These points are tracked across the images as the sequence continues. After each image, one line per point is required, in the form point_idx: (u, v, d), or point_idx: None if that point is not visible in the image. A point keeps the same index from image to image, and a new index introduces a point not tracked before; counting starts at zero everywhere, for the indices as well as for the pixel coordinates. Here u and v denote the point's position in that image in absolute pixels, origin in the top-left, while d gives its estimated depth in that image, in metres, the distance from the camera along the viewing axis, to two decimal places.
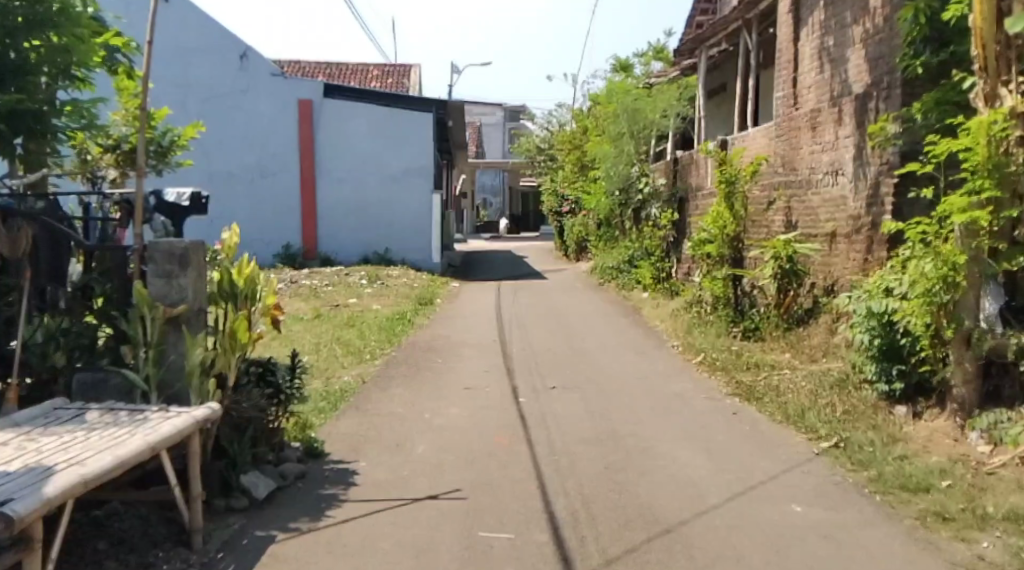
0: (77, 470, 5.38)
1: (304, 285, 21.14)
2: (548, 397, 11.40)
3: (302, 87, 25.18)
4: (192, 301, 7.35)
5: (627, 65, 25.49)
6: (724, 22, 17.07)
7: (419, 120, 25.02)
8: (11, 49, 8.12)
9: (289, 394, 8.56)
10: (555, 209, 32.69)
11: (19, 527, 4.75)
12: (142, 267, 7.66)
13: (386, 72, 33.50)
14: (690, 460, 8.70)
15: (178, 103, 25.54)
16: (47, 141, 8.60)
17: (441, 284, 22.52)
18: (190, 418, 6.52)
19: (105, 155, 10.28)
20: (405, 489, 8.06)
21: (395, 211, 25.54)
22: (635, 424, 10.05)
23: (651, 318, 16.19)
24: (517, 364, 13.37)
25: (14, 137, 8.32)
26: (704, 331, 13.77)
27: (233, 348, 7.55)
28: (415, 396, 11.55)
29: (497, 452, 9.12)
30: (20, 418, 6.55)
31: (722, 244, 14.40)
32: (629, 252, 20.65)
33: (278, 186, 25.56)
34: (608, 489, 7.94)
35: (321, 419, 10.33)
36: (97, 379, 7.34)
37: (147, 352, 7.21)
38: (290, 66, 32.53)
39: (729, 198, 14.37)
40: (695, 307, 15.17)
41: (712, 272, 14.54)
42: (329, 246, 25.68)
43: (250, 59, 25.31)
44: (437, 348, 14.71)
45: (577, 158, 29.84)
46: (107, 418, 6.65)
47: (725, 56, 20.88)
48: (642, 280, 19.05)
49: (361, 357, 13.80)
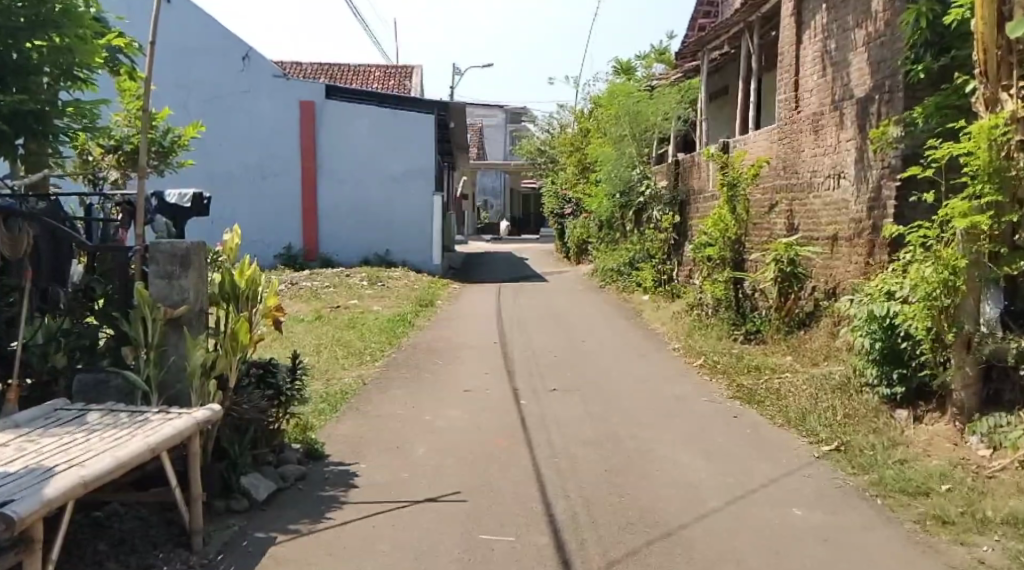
0: (77, 471, 5.40)
1: (305, 286, 21.16)
2: (549, 400, 11.40)
3: (303, 88, 25.20)
4: (193, 302, 7.36)
5: (629, 67, 25.51)
6: (726, 26, 17.08)
7: (420, 122, 25.03)
8: (14, 50, 8.11)
9: (289, 396, 8.58)
10: (557, 211, 32.71)
11: (19, 528, 4.79)
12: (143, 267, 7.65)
13: (388, 73, 33.51)
14: (690, 463, 8.70)
15: (179, 104, 25.56)
16: (48, 141, 8.62)
17: (442, 286, 22.53)
18: (190, 419, 6.53)
19: (106, 155, 10.30)
20: (405, 491, 8.06)
21: (396, 213, 25.56)
22: (635, 426, 10.05)
23: (652, 321, 16.19)
24: (517, 366, 13.38)
25: (16, 137, 8.34)
26: (705, 335, 13.79)
27: (234, 350, 7.56)
28: (416, 397, 11.55)
29: (497, 455, 9.12)
30: (21, 419, 6.56)
31: (723, 247, 14.46)
32: (630, 254, 20.67)
33: (279, 188, 25.60)
34: (609, 492, 7.95)
35: (321, 420, 10.33)
36: (98, 380, 7.35)
37: (147, 353, 7.23)
38: (293, 68, 32.57)
39: (731, 201, 14.43)
40: (696, 310, 15.20)
41: (713, 275, 14.57)
42: (331, 247, 25.70)
43: (252, 61, 25.32)
44: (438, 350, 14.72)
45: (579, 160, 29.88)
46: (108, 419, 6.66)
47: (727, 59, 20.89)
48: (643, 283, 19.05)
49: (362, 359, 13.81)
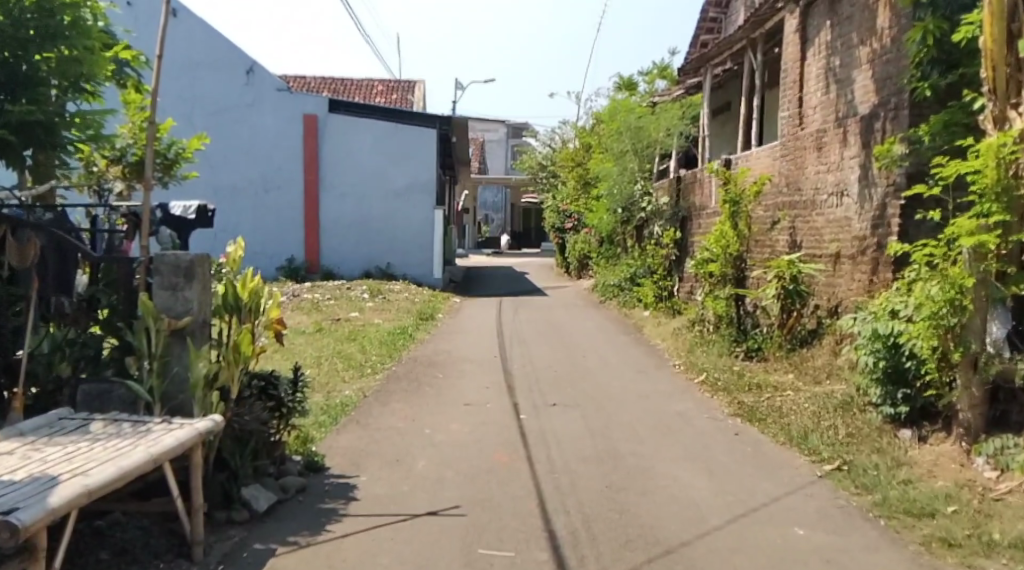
0: (82, 480, 5.40)
1: (307, 299, 21.19)
2: (548, 415, 11.40)
3: (306, 102, 25.33)
4: (197, 313, 7.36)
5: (631, 83, 25.66)
6: (729, 42, 17.15)
7: (423, 136, 25.10)
8: (23, 61, 8.11)
9: (291, 408, 8.57)
10: (557, 226, 32.78)
11: (24, 535, 4.78)
12: (148, 278, 7.60)
13: (391, 87, 33.63)
14: (692, 480, 8.69)
15: (183, 116, 25.63)
16: (56, 152, 8.63)
17: (443, 300, 22.55)
18: (193, 429, 6.52)
19: (111, 167, 10.32)
20: (405, 505, 8.04)
21: (398, 226, 25.59)
22: (636, 443, 10.05)
23: (653, 336, 16.22)
24: (517, 381, 13.39)
25: (23, 148, 8.35)
26: (707, 351, 13.81)
27: (237, 361, 7.57)
28: (416, 411, 11.55)
29: (498, 469, 9.11)
30: (25, 427, 6.58)
31: (724, 263, 14.46)
32: (631, 269, 20.70)
33: (282, 200, 25.68)
34: (610, 509, 7.93)
35: (321, 432, 10.33)
36: (102, 390, 7.26)
37: (151, 363, 7.24)
38: (296, 81, 32.73)
39: (733, 217, 14.48)
40: (696, 326, 15.24)
41: (715, 291, 14.56)
42: (332, 260, 25.71)
43: (256, 74, 25.43)
44: (438, 363, 14.73)
45: (581, 175, 29.98)
46: (111, 429, 6.66)
47: (730, 76, 21.03)
48: (643, 298, 19.06)
49: (362, 372, 13.82)
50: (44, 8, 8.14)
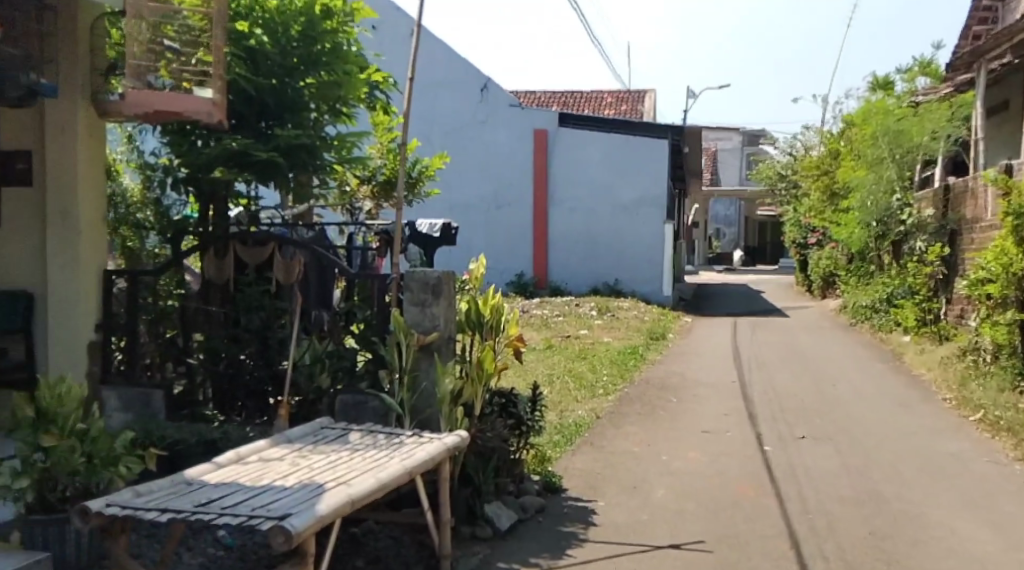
0: (346, 488, 5.33)
1: (536, 314, 21.26)
2: (798, 447, 10.51)
3: (538, 117, 25.52)
4: (444, 330, 7.28)
5: (886, 85, 23.83)
6: (1011, 33, 15.39)
7: (655, 148, 24.54)
8: (289, 87, 8.53)
9: (531, 426, 8.34)
10: (797, 241, 31.09)
11: (297, 542, 4.64)
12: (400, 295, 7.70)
13: (621, 99, 33.36)
14: (974, 533, 7.59)
15: (423, 137, 26.46)
16: (317, 174, 8.93)
17: (674, 318, 21.88)
18: (442, 444, 6.39)
19: (363, 187, 10.61)
20: (645, 535, 7.55)
21: (628, 242, 25.18)
22: (901, 484, 8.99)
23: (918, 364, 14.74)
24: (760, 408, 12.54)
25: (290, 170, 8.68)
26: (984, 383, 12.30)
27: (481, 378, 7.43)
28: (652, 435, 11.05)
29: (742, 503, 8.42)
30: (292, 435, 6.68)
31: (1005, 284, 12.53)
32: (886, 289, 19.07)
33: (513, 216, 26.02)
34: (875, 558, 7.04)
35: (557, 452, 10.07)
36: (358, 401, 7.37)
37: (401, 377, 7.23)
38: (528, 96, 33.25)
39: (1015, 232, 12.48)
40: (971, 355, 13.66)
41: (993, 316, 12.96)
42: (561, 276, 25.72)
43: (490, 91, 25.92)
44: (672, 385, 14.14)
45: (824, 187, 28.21)
46: (368, 440, 6.65)
47: (1007, 71, 18.97)
48: (901, 321, 17.49)
49: (594, 391, 13.50)
50: (308, 36, 8.54)
